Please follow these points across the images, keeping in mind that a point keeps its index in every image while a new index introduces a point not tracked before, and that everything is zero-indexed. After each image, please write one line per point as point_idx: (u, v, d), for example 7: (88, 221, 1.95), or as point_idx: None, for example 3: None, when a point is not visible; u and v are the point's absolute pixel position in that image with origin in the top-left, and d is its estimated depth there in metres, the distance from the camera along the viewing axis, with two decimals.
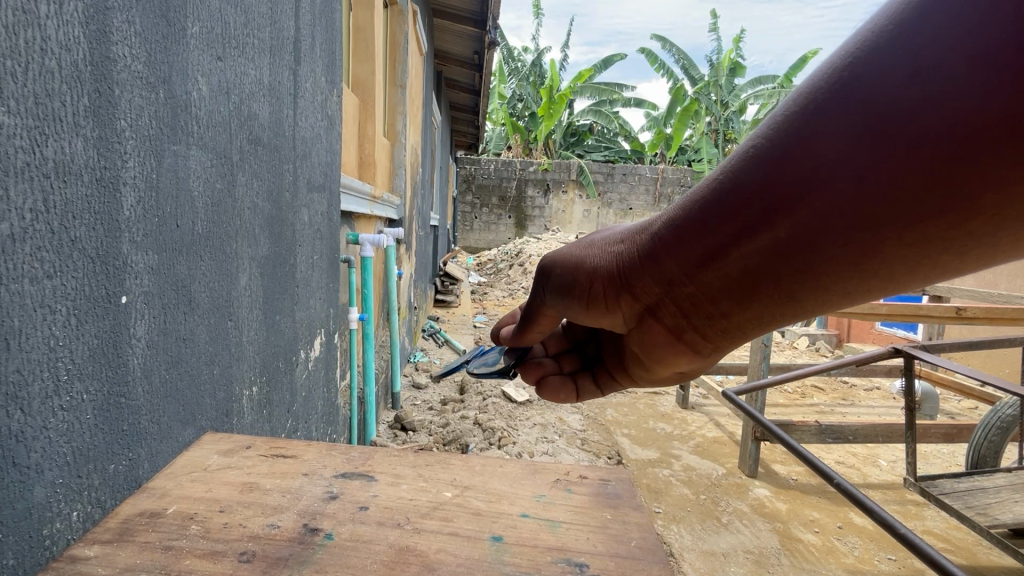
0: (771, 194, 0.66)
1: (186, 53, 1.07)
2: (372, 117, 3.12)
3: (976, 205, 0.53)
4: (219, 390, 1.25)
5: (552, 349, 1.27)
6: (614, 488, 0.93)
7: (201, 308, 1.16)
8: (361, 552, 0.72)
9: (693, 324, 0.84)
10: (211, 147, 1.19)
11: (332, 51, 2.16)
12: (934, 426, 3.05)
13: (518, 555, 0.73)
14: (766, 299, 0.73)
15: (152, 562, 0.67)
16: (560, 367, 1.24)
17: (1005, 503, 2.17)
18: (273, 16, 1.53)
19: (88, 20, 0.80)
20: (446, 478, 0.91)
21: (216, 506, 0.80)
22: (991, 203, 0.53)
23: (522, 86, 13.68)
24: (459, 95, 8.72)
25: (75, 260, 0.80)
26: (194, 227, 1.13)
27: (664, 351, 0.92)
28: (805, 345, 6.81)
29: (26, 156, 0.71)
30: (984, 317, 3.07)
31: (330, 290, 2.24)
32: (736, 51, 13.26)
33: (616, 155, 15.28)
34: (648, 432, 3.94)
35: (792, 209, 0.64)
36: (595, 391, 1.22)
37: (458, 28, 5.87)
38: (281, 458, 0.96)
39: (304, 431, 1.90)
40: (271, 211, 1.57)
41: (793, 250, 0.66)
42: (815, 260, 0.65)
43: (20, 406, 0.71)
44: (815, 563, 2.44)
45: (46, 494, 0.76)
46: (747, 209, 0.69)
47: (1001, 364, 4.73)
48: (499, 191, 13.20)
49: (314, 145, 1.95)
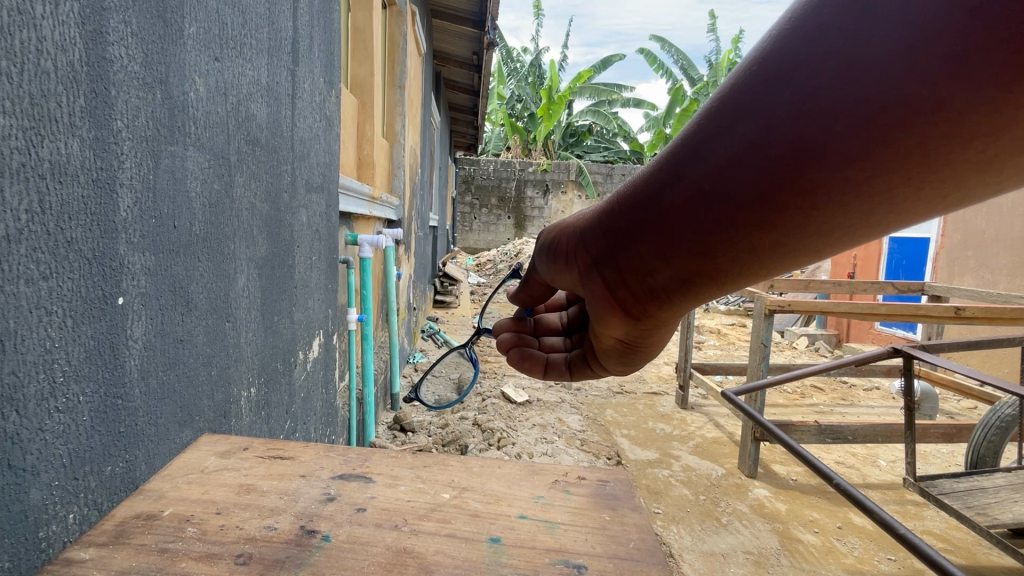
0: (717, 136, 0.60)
1: (183, 53, 1.07)
2: (371, 118, 3.12)
3: (938, 153, 0.48)
4: (217, 391, 1.25)
5: (542, 329, 1.28)
6: (613, 489, 0.92)
7: (198, 310, 1.16)
8: (359, 553, 0.72)
9: (629, 285, 0.79)
10: (208, 147, 1.19)
11: (331, 52, 2.16)
12: (933, 426, 3.04)
13: (517, 557, 0.73)
14: (696, 258, 0.67)
15: (147, 565, 0.67)
16: (541, 342, 1.25)
17: (1004, 503, 2.16)
18: (271, 17, 1.53)
19: (84, 20, 0.80)
20: (444, 479, 0.91)
21: (212, 508, 0.79)
22: (952, 152, 0.47)
23: (521, 88, 13.69)
24: (458, 96, 8.73)
25: (72, 261, 0.80)
26: (190, 228, 1.12)
27: (603, 315, 0.88)
28: (804, 346, 6.82)
29: (22, 157, 0.71)
30: (982, 316, 3.06)
31: (329, 291, 2.23)
32: (736, 52, 13.29)
33: (615, 156, 15.29)
34: (648, 432, 3.94)
35: (730, 151, 0.59)
36: (562, 375, 1.18)
37: (458, 29, 5.88)
38: (279, 460, 0.95)
39: (302, 433, 1.89)
40: (269, 212, 1.56)
41: (723, 200, 0.61)
42: (757, 209, 0.59)
43: (17, 407, 0.71)
44: (815, 563, 2.44)
45: (42, 496, 0.75)
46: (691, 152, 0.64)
47: (1000, 364, 4.73)
48: (498, 192, 13.20)
49: (313, 146, 1.95)
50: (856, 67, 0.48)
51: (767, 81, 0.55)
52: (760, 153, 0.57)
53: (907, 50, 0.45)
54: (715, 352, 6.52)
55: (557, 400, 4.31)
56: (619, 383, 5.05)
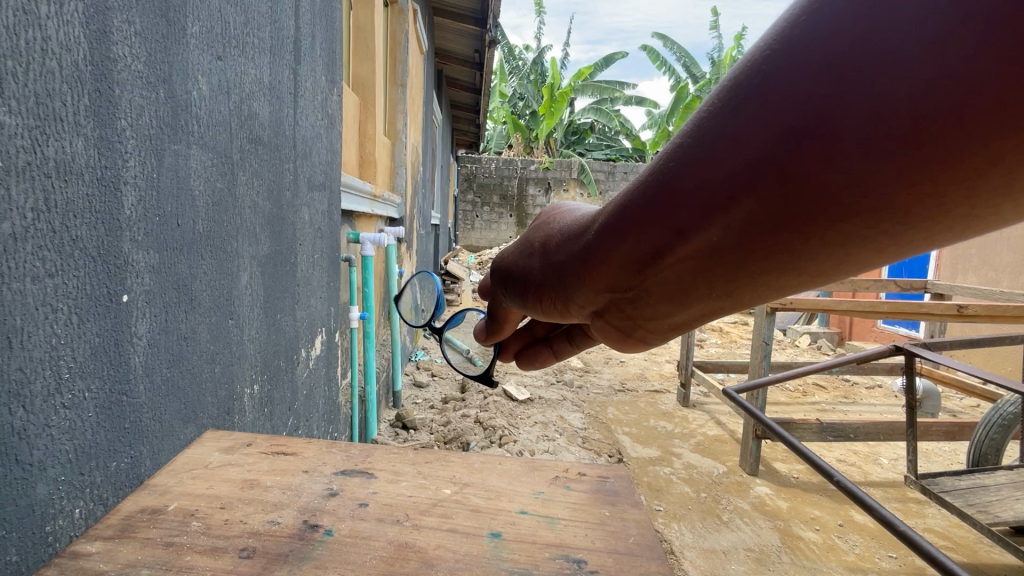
0: (702, 178, 0.45)
1: (186, 52, 1.08)
2: (372, 116, 3.12)
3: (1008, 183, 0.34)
4: (220, 388, 1.26)
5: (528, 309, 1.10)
6: (613, 485, 0.93)
7: (202, 307, 1.17)
8: (361, 548, 0.72)
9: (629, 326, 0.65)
10: (211, 146, 1.20)
11: (332, 50, 2.16)
12: (936, 424, 3.03)
13: (518, 552, 0.74)
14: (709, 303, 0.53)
15: (154, 558, 0.68)
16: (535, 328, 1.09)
17: (1006, 501, 2.16)
18: (274, 16, 1.53)
19: (88, 20, 0.80)
20: (445, 475, 0.92)
21: (217, 502, 0.80)
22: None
23: (522, 86, 13.65)
24: (460, 94, 8.71)
25: (76, 259, 0.80)
26: (193, 226, 1.13)
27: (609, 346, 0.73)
28: (806, 344, 6.79)
29: (28, 155, 0.72)
30: (985, 314, 3.03)
31: (331, 289, 2.24)
32: (738, 49, 13.22)
33: (617, 154, 15.20)
34: (649, 430, 3.94)
35: (722, 199, 0.44)
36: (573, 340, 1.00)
37: (460, 27, 5.86)
38: (282, 456, 0.96)
39: (304, 430, 1.90)
40: (271, 211, 1.57)
41: (729, 253, 0.47)
42: (776, 260, 0.45)
43: (23, 403, 0.72)
44: (816, 560, 2.44)
45: (48, 491, 0.76)
46: (666, 200, 0.48)
47: (1003, 362, 4.71)
48: (500, 190, 13.19)
49: (315, 144, 1.96)
50: (877, 85, 0.35)
51: (755, 106, 0.40)
52: (767, 205, 0.42)
53: (944, 56, 0.32)
54: (716, 350, 6.49)
55: (558, 398, 4.31)
56: (621, 381, 5.04)
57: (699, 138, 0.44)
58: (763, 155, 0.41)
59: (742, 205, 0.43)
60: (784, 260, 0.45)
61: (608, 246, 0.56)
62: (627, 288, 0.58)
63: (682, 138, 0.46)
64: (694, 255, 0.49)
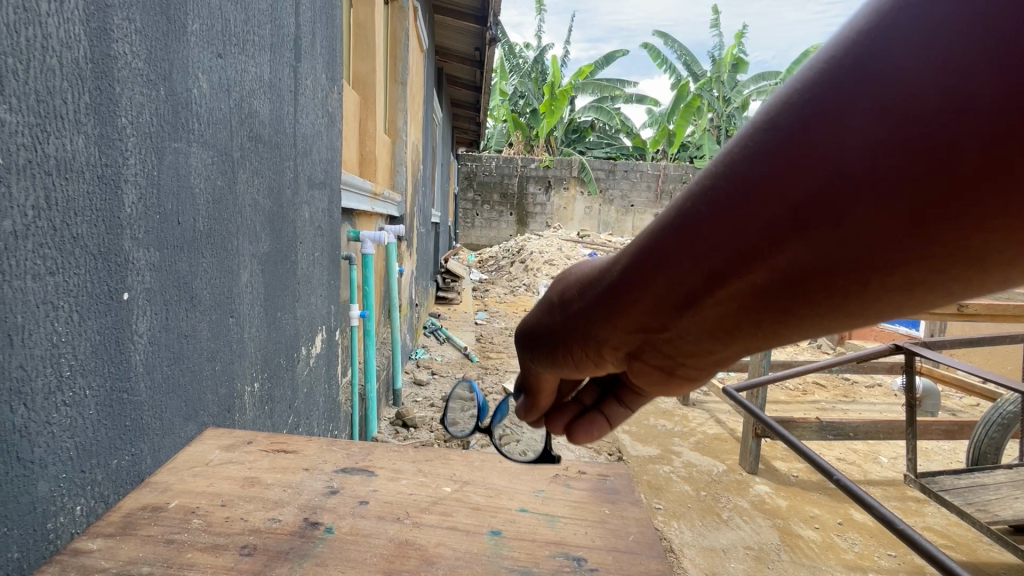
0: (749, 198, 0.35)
1: (186, 49, 1.07)
2: (372, 114, 3.12)
3: None
4: (220, 386, 1.26)
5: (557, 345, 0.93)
6: (612, 483, 0.93)
7: (202, 305, 1.17)
8: (361, 546, 0.73)
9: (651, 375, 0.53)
10: (211, 144, 1.19)
11: (333, 48, 2.16)
12: (935, 423, 3.03)
13: (517, 549, 0.74)
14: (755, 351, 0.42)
15: (154, 555, 0.68)
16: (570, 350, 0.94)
17: (1005, 500, 2.16)
18: (274, 14, 1.53)
19: (88, 18, 0.80)
20: (445, 473, 0.92)
21: (217, 500, 0.80)
22: None
23: (523, 84, 13.62)
24: (460, 92, 8.69)
25: (77, 256, 0.80)
26: (194, 224, 1.13)
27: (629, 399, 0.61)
28: (807, 343, 6.78)
29: (28, 153, 0.72)
30: (985, 313, 3.03)
31: (331, 288, 2.24)
32: (739, 47, 13.18)
33: (618, 152, 15.17)
34: (648, 429, 3.94)
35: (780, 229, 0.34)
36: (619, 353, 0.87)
37: (460, 25, 5.84)
38: (283, 454, 0.96)
39: (305, 428, 1.90)
40: (271, 209, 1.57)
41: (788, 294, 0.36)
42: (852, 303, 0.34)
43: (24, 401, 0.72)
44: (815, 559, 2.45)
45: (49, 488, 0.76)
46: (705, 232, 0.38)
47: (1003, 362, 4.71)
48: (500, 188, 13.17)
49: (315, 142, 1.95)
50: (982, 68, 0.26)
51: (817, 113, 0.32)
52: (842, 230, 0.32)
53: None
54: None
55: None
56: None
57: (745, 153, 0.35)
58: (795, 207, 0.33)
59: (785, 260, 0.35)
60: (860, 298, 0.34)
61: (628, 290, 0.45)
62: (653, 336, 0.47)
63: (718, 161, 0.37)
64: (739, 298, 0.38)
